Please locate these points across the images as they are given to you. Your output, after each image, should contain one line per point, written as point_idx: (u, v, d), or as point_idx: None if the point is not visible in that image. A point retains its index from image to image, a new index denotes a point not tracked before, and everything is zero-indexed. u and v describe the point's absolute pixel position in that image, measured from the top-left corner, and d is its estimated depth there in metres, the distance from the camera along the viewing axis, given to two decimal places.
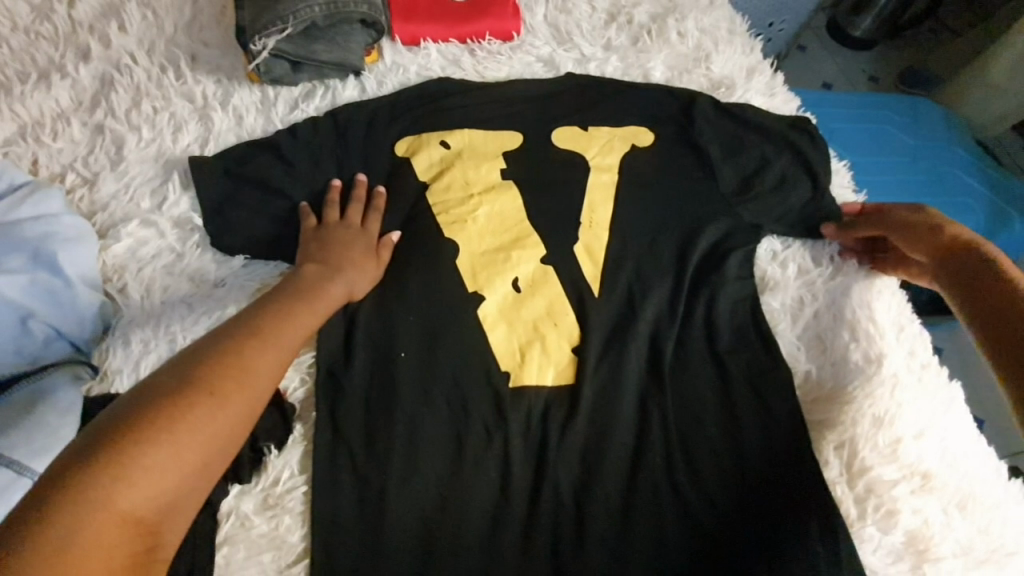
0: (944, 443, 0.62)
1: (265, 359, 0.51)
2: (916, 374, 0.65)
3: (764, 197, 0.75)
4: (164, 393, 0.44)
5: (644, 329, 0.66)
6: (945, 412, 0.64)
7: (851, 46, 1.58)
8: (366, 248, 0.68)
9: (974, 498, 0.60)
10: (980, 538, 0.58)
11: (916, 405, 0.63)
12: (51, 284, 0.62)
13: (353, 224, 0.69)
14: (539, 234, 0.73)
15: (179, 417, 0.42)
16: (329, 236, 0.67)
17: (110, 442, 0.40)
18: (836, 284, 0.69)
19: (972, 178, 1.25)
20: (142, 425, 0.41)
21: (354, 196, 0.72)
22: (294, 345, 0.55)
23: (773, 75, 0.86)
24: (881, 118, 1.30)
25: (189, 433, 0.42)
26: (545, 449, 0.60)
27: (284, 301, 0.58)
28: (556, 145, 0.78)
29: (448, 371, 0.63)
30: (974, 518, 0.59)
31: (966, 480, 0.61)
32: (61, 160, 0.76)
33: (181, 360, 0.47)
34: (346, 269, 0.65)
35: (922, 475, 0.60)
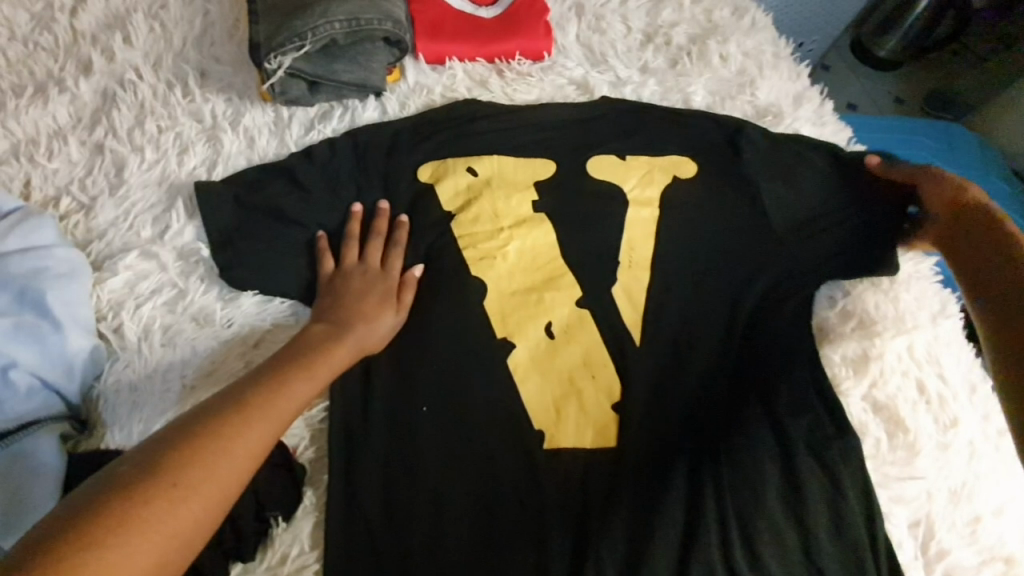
0: None
1: (249, 433, 0.45)
2: (993, 442, 0.59)
3: (818, 237, 0.69)
4: (125, 482, 0.38)
5: (690, 385, 0.61)
6: None
7: (871, 65, 1.50)
8: (383, 296, 0.61)
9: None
10: None
11: (996, 480, 0.57)
12: (39, 327, 0.55)
13: (368, 272, 0.63)
14: (575, 274, 0.67)
15: (135, 513, 0.37)
16: (342, 286, 0.62)
17: (56, 547, 0.34)
18: (902, 336, 0.62)
19: (1014, 212, 1.19)
20: (93, 523, 0.36)
21: (375, 230, 0.66)
22: (287, 417, 0.48)
23: (821, 102, 0.81)
24: (916, 146, 1.24)
25: (143, 532, 0.37)
26: (587, 524, 0.54)
27: (282, 366, 0.52)
28: (591, 175, 0.73)
29: (476, 429, 0.57)
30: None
31: None
32: (56, 182, 0.70)
33: (150, 444, 0.42)
34: (361, 325, 0.58)
35: (1005, 560, 0.54)
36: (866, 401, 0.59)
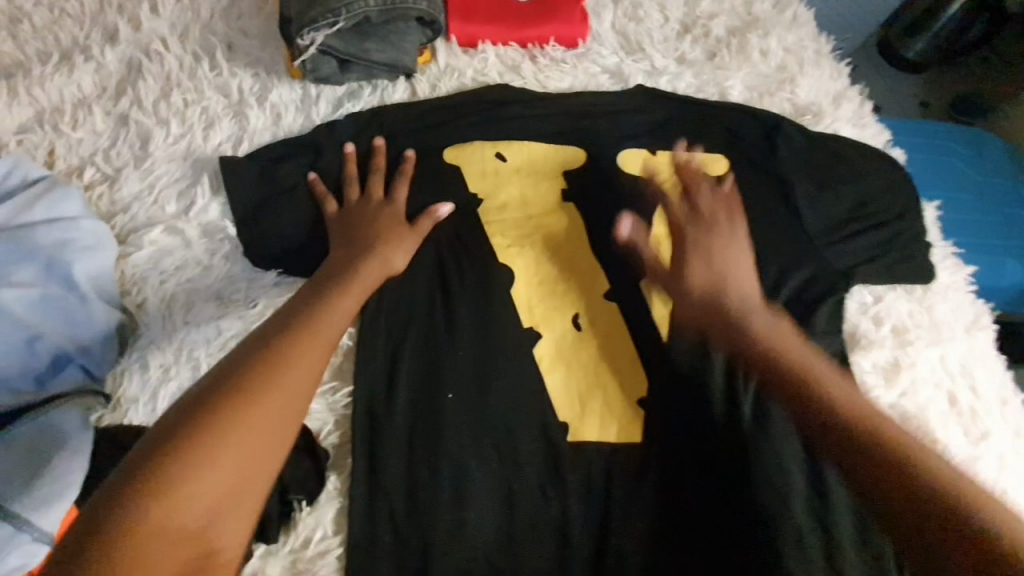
0: None
1: (303, 355, 0.46)
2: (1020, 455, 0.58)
3: (854, 241, 0.67)
4: (212, 394, 0.41)
5: (720, 386, 0.60)
6: None
7: (899, 67, 1.42)
8: (394, 219, 0.63)
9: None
10: None
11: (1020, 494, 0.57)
12: (64, 300, 0.55)
13: (374, 209, 0.64)
14: (602, 267, 0.67)
15: (229, 419, 0.40)
16: (354, 222, 0.63)
17: (165, 452, 0.38)
18: (934, 348, 0.62)
19: None
20: (190, 429, 0.39)
21: (375, 165, 0.67)
22: (337, 330, 0.51)
23: (862, 102, 0.79)
24: (947, 149, 1.20)
25: (242, 431, 0.40)
26: (608, 516, 0.55)
27: (319, 291, 0.53)
28: (621, 169, 0.72)
29: (500, 419, 0.57)
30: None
31: None
32: (81, 152, 0.69)
33: (225, 362, 0.44)
34: (378, 253, 0.59)
35: None
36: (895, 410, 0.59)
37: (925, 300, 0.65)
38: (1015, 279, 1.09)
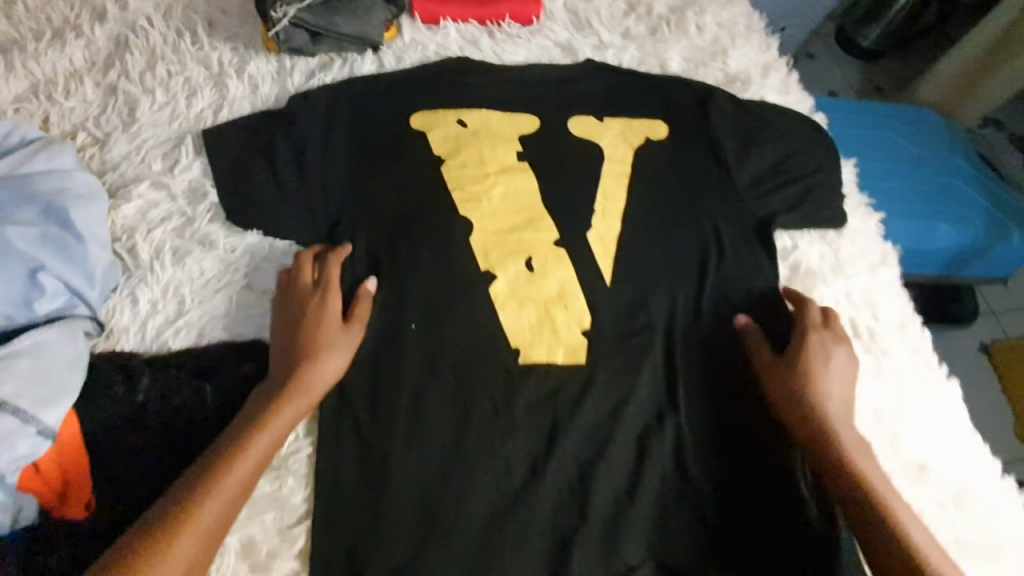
0: (943, 436, 0.62)
1: (253, 453, 0.52)
2: (919, 369, 0.65)
3: (777, 190, 0.74)
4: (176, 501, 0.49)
5: (656, 315, 0.66)
6: (943, 404, 0.64)
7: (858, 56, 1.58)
8: (334, 316, 0.61)
9: (970, 497, 0.59)
10: (976, 533, 0.58)
11: (916, 403, 0.63)
12: (62, 239, 0.60)
13: (304, 314, 0.61)
14: (554, 218, 0.73)
15: (187, 517, 0.48)
16: (291, 317, 0.61)
17: (131, 558, 0.45)
18: (841, 282, 0.69)
19: (976, 189, 1.20)
20: (155, 533, 0.46)
21: (298, 275, 0.63)
22: (289, 422, 0.55)
23: (788, 73, 0.87)
24: (882, 126, 1.26)
25: (199, 525, 0.48)
26: (555, 426, 0.60)
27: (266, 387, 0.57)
28: (572, 133, 0.79)
29: (455, 343, 0.63)
30: (969, 513, 0.59)
31: (963, 476, 0.60)
32: (73, 119, 0.75)
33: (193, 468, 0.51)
34: (310, 361, 0.58)
35: (919, 468, 0.59)
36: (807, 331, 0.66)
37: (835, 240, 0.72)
38: (946, 242, 1.16)
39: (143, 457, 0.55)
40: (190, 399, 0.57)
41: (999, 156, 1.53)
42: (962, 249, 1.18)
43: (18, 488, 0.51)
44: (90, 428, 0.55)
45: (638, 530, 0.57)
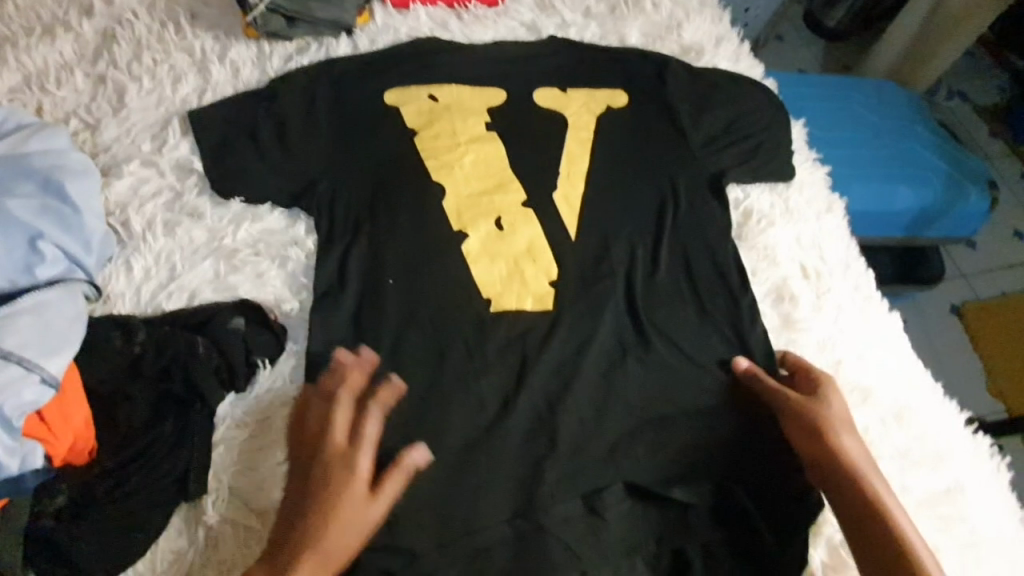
0: (883, 362, 0.69)
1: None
2: (859, 303, 0.73)
3: (728, 150, 0.80)
4: None
5: (616, 265, 0.72)
6: (883, 336, 0.72)
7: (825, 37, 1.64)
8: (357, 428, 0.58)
9: (908, 413, 0.66)
10: (917, 444, 0.64)
11: (855, 332, 0.71)
12: (59, 209, 0.64)
13: (313, 464, 0.56)
14: (521, 182, 0.77)
15: None
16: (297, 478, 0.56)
17: None
18: (791, 229, 0.76)
19: (932, 154, 1.22)
20: None
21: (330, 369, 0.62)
22: (334, 544, 0.53)
23: (739, 44, 0.93)
24: (841, 96, 1.26)
25: None
26: (525, 365, 0.66)
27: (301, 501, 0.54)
28: (538, 104, 0.83)
29: (431, 297, 0.68)
30: (910, 427, 0.65)
31: (903, 395, 0.67)
32: (65, 107, 0.80)
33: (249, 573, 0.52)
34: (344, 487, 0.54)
35: (863, 390, 0.66)
36: (759, 275, 0.73)
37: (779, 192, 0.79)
38: (906, 205, 1.18)
39: (143, 405, 0.59)
40: (184, 350, 0.60)
41: (961, 126, 1.58)
42: (922, 211, 1.19)
43: (22, 433, 0.53)
44: (91, 377, 0.59)
45: (602, 456, 0.63)
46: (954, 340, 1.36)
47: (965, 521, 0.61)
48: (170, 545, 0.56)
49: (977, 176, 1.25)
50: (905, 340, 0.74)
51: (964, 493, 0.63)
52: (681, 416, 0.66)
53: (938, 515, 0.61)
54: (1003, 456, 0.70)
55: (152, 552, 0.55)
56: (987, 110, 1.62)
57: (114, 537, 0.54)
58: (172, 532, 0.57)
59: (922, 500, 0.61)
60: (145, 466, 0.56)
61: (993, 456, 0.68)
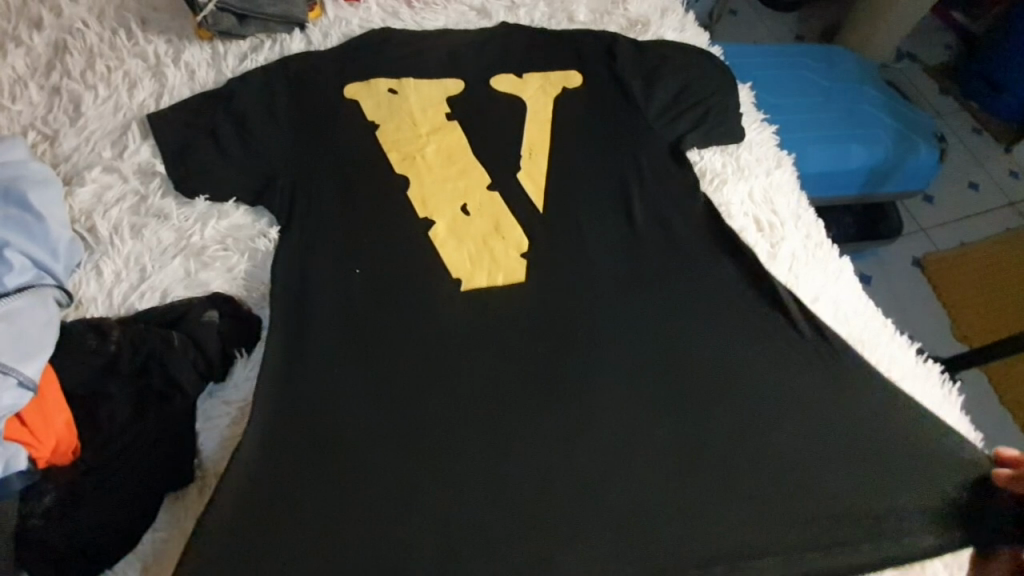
0: (838, 304, 0.74)
1: None
2: (811, 250, 0.77)
3: (680, 116, 0.83)
4: None
5: (579, 235, 0.75)
6: (836, 279, 0.76)
7: (778, 9, 1.69)
8: None
9: (859, 347, 0.71)
10: (871, 373, 0.70)
11: (810, 276, 0.75)
12: (23, 219, 0.64)
13: None
14: (484, 168, 0.79)
15: None
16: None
17: None
18: (743, 185, 0.80)
19: (881, 111, 1.27)
20: None
21: None
22: None
23: (684, 14, 0.96)
24: (791, 63, 1.30)
25: None
26: (498, 336, 0.68)
27: None
28: (494, 90, 0.84)
29: (402, 278, 0.70)
30: (863, 357, 0.71)
31: (856, 331, 0.73)
32: (21, 120, 0.79)
33: None
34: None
35: (818, 330, 0.72)
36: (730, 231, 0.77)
37: (729, 155, 0.83)
38: (860, 162, 1.22)
39: (123, 403, 0.59)
40: (160, 346, 0.61)
41: (911, 85, 1.64)
42: (876, 166, 1.24)
43: (5, 438, 0.54)
44: (66, 380, 0.60)
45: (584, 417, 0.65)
46: (917, 290, 1.41)
47: (919, 441, 0.67)
48: (158, 535, 0.58)
49: (925, 129, 1.30)
50: (857, 281, 0.78)
51: (917, 415, 0.68)
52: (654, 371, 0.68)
53: None
54: (953, 381, 0.76)
55: (141, 543, 0.58)
56: (935, 67, 1.68)
57: (106, 529, 0.56)
58: (160, 522, 0.59)
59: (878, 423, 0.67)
60: (129, 461, 0.57)
61: (945, 382, 0.73)
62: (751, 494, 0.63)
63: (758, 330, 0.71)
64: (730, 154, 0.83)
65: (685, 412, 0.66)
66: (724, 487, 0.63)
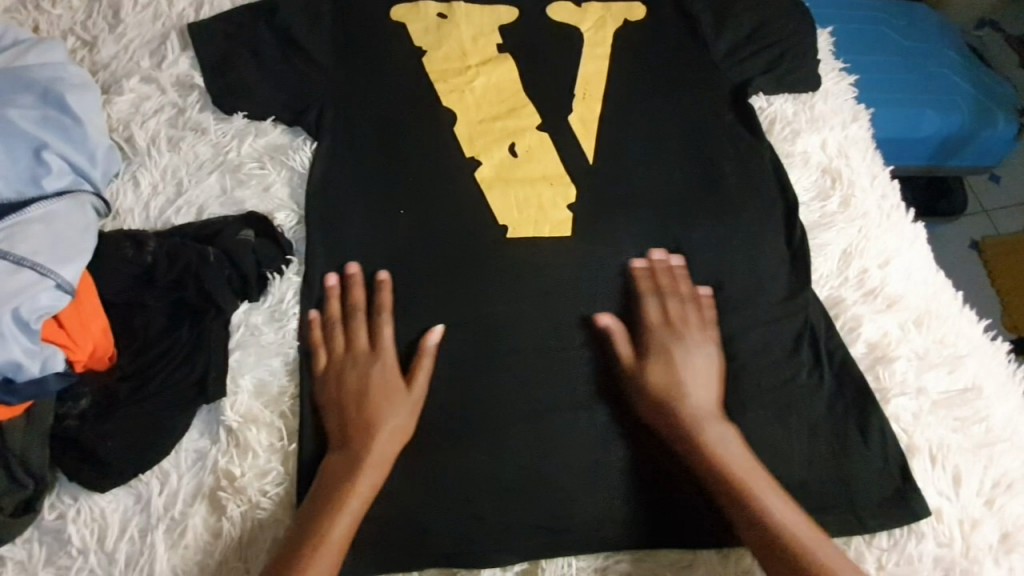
0: (907, 273, 0.70)
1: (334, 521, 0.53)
2: (884, 212, 0.72)
3: (748, 60, 0.76)
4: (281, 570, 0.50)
5: (629, 181, 0.70)
6: (908, 247, 0.71)
7: None
8: (397, 374, 0.60)
9: (925, 319, 0.67)
10: (934, 347, 0.66)
11: (881, 240, 0.70)
12: (61, 120, 0.62)
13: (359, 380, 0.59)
14: (535, 105, 0.74)
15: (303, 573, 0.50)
16: (332, 396, 0.59)
17: None
18: (817, 136, 0.75)
19: (962, 77, 1.16)
20: None
21: (352, 298, 0.63)
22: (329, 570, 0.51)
23: None
24: (870, 18, 1.18)
25: None
26: (538, 281, 0.65)
27: (326, 489, 0.54)
28: (551, 19, 0.78)
29: (443, 215, 0.67)
30: (929, 331, 0.66)
31: (923, 303, 0.68)
32: (61, 25, 0.77)
33: (280, 552, 0.52)
34: (376, 420, 0.57)
35: (885, 297, 0.67)
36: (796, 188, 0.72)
37: (799, 107, 0.76)
38: (933, 130, 1.13)
39: (159, 314, 0.61)
40: (196, 260, 0.61)
41: (989, 53, 1.50)
42: (950, 136, 1.14)
43: (41, 338, 0.54)
44: (102, 288, 0.60)
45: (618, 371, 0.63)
46: (971, 274, 1.33)
47: (981, 420, 0.63)
48: (194, 445, 0.58)
49: (1005, 100, 1.19)
50: (928, 248, 0.73)
51: (980, 394, 0.64)
52: None
53: (954, 416, 0.63)
54: (1021, 363, 0.71)
55: (176, 450, 0.58)
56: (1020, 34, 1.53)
57: (142, 435, 0.56)
58: (195, 432, 0.59)
59: (939, 400, 0.63)
60: (164, 369, 0.58)
61: (1011, 362, 0.69)
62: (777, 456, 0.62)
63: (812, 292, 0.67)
64: (801, 106, 0.76)
65: None
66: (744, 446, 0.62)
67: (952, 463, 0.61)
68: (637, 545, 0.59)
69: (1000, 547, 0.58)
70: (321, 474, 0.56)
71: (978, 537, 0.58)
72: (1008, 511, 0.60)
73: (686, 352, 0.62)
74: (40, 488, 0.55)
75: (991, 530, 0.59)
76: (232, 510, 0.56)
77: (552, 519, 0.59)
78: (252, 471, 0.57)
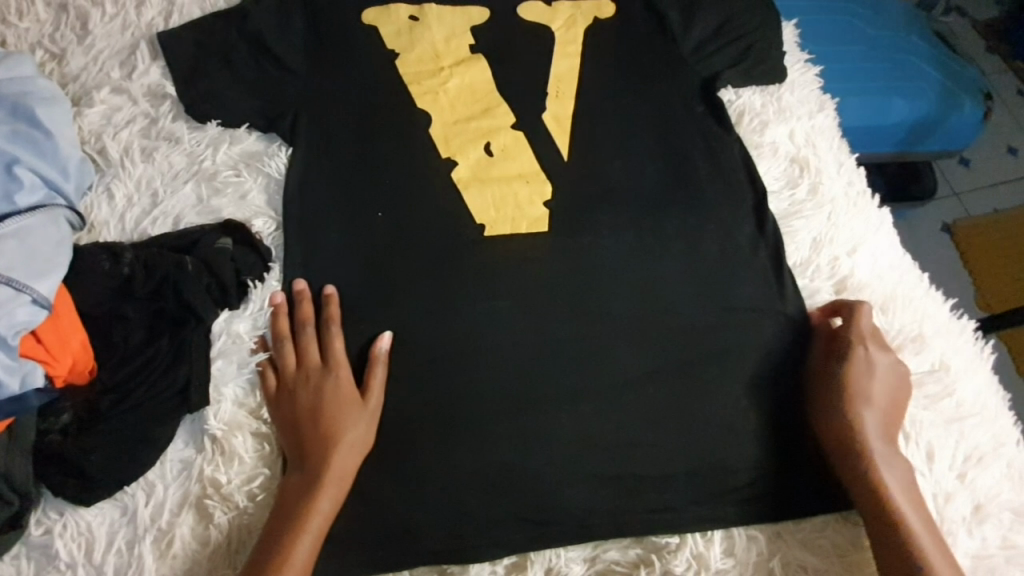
0: (875, 258, 0.72)
1: (298, 539, 0.54)
2: (851, 199, 0.75)
3: (717, 55, 0.78)
4: None
5: (604, 177, 0.72)
6: (875, 232, 0.73)
7: None
8: (350, 387, 0.60)
9: (893, 302, 0.69)
10: (903, 328, 0.68)
11: (850, 226, 0.72)
12: (31, 135, 0.62)
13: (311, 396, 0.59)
14: (509, 104, 0.75)
15: None
16: (286, 415, 0.59)
17: None
18: (785, 127, 0.77)
19: (928, 65, 1.19)
20: None
21: (301, 313, 0.62)
22: None
23: None
24: (837, 8, 1.21)
25: None
26: (518, 279, 0.66)
27: (287, 508, 0.55)
28: (521, 18, 0.79)
29: (420, 216, 0.68)
30: (895, 314, 0.68)
31: (891, 286, 0.70)
32: (29, 38, 0.76)
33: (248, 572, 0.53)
34: (331, 436, 0.57)
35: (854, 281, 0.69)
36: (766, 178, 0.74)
37: (767, 99, 0.78)
38: (900, 117, 1.16)
39: (138, 326, 0.61)
40: (173, 271, 0.61)
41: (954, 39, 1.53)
42: (917, 123, 1.17)
43: (20, 354, 0.54)
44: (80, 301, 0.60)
45: (600, 365, 0.64)
46: (945, 256, 1.37)
47: (950, 395, 0.65)
48: (179, 454, 0.58)
49: (971, 85, 1.22)
50: (895, 232, 0.76)
51: (948, 371, 0.66)
52: (673, 321, 0.67)
53: (925, 394, 0.65)
54: (987, 339, 0.73)
55: (162, 461, 0.58)
56: (981, 19, 1.56)
57: (126, 446, 0.56)
58: (180, 442, 0.59)
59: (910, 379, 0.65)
60: (146, 380, 0.58)
61: (977, 338, 0.71)
62: (756, 441, 0.64)
63: (784, 278, 0.69)
64: (769, 98, 0.78)
65: (694, 361, 0.65)
66: (725, 432, 0.64)
67: (925, 439, 0.63)
68: (623, 533, 0.60)
69: (972, 518, 0.60)
70: (282, 494, 0.56)
71: (952, 510, 0.60)
72: (978, 482, 0.62)
73: (871, 360, 0.63)
74: (24, 504, 0.55)
75: (964, 503, 0.61)
76: (220, 516, 0.56)
77: (540, 510, 0.60)
78: (239, 477, 0.58)
